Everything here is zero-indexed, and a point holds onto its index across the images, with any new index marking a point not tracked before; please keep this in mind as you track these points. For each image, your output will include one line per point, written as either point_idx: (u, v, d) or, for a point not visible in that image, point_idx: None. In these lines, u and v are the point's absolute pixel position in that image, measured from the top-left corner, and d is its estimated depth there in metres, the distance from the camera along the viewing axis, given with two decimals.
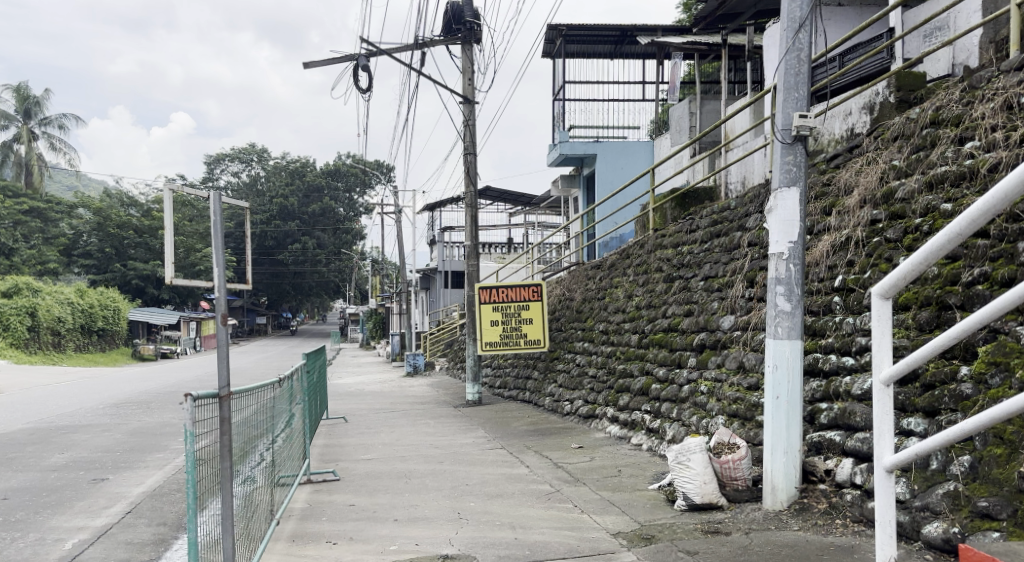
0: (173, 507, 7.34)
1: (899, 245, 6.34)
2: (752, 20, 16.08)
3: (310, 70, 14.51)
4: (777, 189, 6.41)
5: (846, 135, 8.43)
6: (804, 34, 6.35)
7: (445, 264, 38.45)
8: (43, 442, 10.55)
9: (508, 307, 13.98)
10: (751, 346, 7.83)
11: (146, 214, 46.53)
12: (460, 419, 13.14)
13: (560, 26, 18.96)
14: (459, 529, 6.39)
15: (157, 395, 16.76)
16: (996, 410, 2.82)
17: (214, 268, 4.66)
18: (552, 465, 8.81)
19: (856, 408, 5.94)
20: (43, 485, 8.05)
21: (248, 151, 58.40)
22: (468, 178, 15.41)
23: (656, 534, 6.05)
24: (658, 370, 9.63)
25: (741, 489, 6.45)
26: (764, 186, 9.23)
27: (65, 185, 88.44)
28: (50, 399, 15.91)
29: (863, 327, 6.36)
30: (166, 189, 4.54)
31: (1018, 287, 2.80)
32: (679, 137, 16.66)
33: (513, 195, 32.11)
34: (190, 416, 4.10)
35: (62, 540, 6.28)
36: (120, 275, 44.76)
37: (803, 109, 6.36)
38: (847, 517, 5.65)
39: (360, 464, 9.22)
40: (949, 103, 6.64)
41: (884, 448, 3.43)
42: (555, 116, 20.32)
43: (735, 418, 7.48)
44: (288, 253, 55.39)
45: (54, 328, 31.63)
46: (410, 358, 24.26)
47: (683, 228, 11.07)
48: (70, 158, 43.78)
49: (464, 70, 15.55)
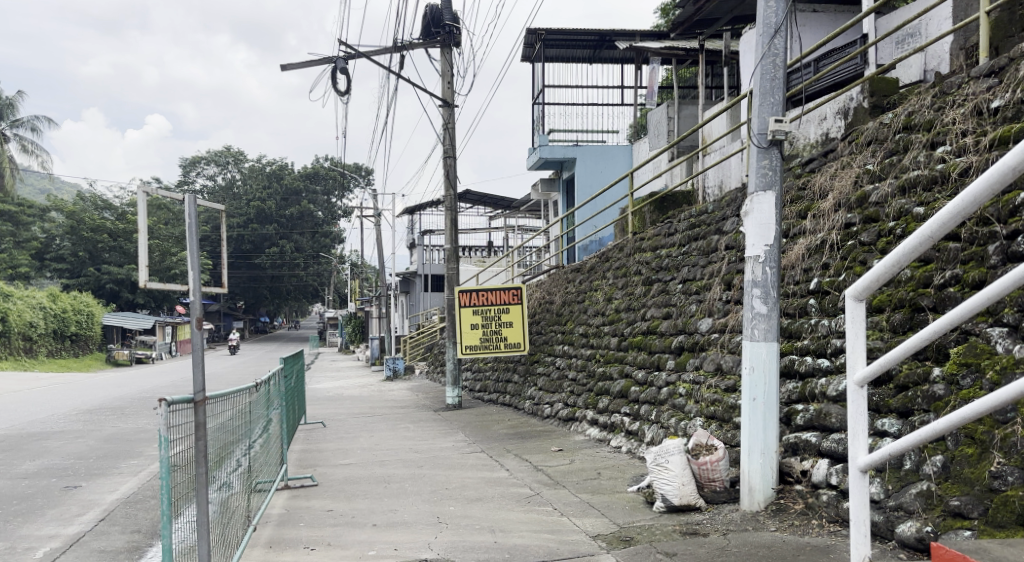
0: (147, 515, 7.26)
1: (873, 248, 6.42)
2: (729, 25, 16.23)
3: (287, 71, 14.45)
4: (753, 193, 6.46)
5: (821, 140, 8.51)
6: (779, 39, 6.39)
7: (425, 268, 38.42)
8: (14, 449, 10.37)
9: (488, 311, 13.94)
10: (728, 348, 7.89)
11: (121, 218, 46.08)
12: (440, 423, 13.11)
13: (539, 30, 19.09)
14: (438, 534, 6.37)
15: (131, 400, 16.59)
16: (990, 397, 2.76)
17: (190, 273, 4.60)
18: (531, 468, 8.81)
19: (831, 410, 6.01)
20: (13, 493, 7.93)
21: (224, 154, 58.04)
22: (447, 181, 15.40)
23: (634, 536, 6.06)
24: (637, 373, 9.66)
25: (719, 490, 6.47)
26: (741, 190, 9.28)
27: (33, 189, 86.83)
28: (21, 406, 15.68)
29: (838, 329, 6.43)
30: (140, 193, 4.43)
31: (1015, 272, 2.73)
32: (657, 141, 16.79)
33: (494, 199, 32.17)
34: (163, 421, 4.05)
35: (32, 549, 6.19)
36: (93, 279, 44.37)
37: (778, 113, 6.42)
38: (823, 518, 5.70)
39: (338, 469, 9.17)
40: (921, 108, 6.75)
41: (858, 448, 3.46)
42: (535, 120, 20.40)
43: (713, 420, 7.54)
44: (265, 256, 55.03)
45: (25, 333, 31.17)
46: (389, 363, 24.21)
47: (662, 232, 11.13)
48: (42, 160, 43.11)
49: (443, 73, 15.57)
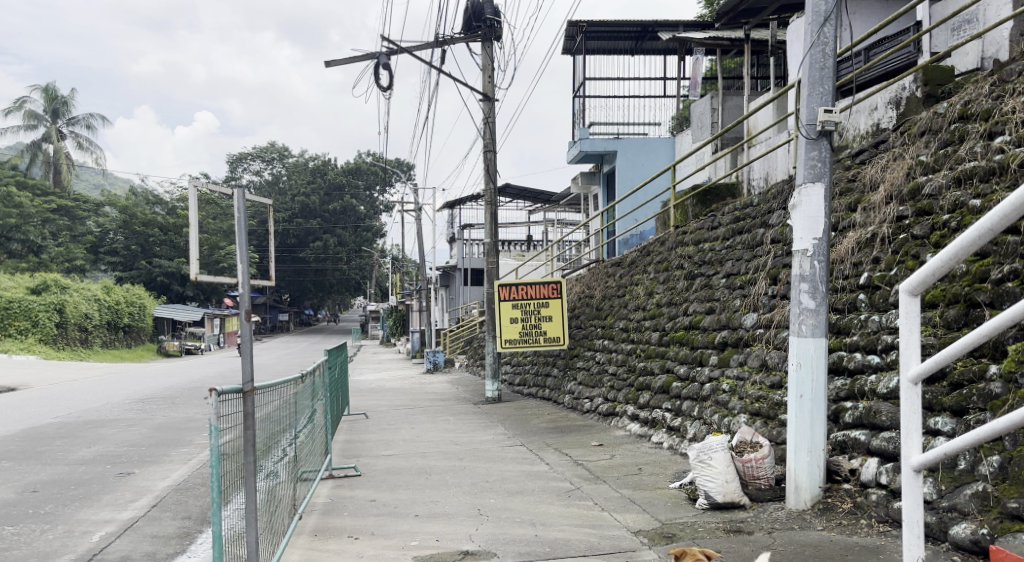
0: (197, 501, 7.38)
1: (926, 242, 6.25)
2: (775, 15, 15.88)
3: (330, 68, 14.58)
4: (800, 185, 6.32)
5: (871, 131, 8.30)
6: (829, 27, 6.25)
7: (465, 262, 38.49)
8: (71, 436, 10.65)
9: (527, 305, 13.92)
10: (774, 344, 7.76)
11: (171, 213, 47.01)
12: (480, 416, 13.13)
13: (580, 23, 18.88)
14: (479, 526, 6.38)
15: (181, 390, 16.92)
16: None
17: (238, 265, 4.65)
18: (572, 463, 8.77)
19: (881, 408, 5.87)
20: (70, 478, 8.14)
21: (269, 150, 58.91)
22: (487, 175, 15.40)
23: (677, 533, 5.99)
24: (679, 368, 9.56)
25: (764, 488, 6.40)
26: (787, 182, 9.08)
27: (90, 185, 89.81)
28: (77, 394, 16.11)
29: (889, 325, 6.27)
30: (191, 188, 4.49)
31: None
32: (701, 133, 16.57)
33: (533, 193, 32.11)
34: (214, 411, 4.12)
35: (88, 533, 6.34)
36: (145, 272, 45.36)
37: (828, 103, 6.28)
38: (872, 518, 5.58)
39: (381, 460, 9.24)
40: (978, 97, 6.54)
41: (911, 447, 3.34)
42: (576, 113, 20.29)
43: (757, 417, 7.42)
44: (309, 251, 55.81)
45: (81, 324, 31.96)
46: (429, 355, 24.33)
47: (704, 225, 10.99)
48: (97, 156, 44.15)
49: (484, 68, 15.56)
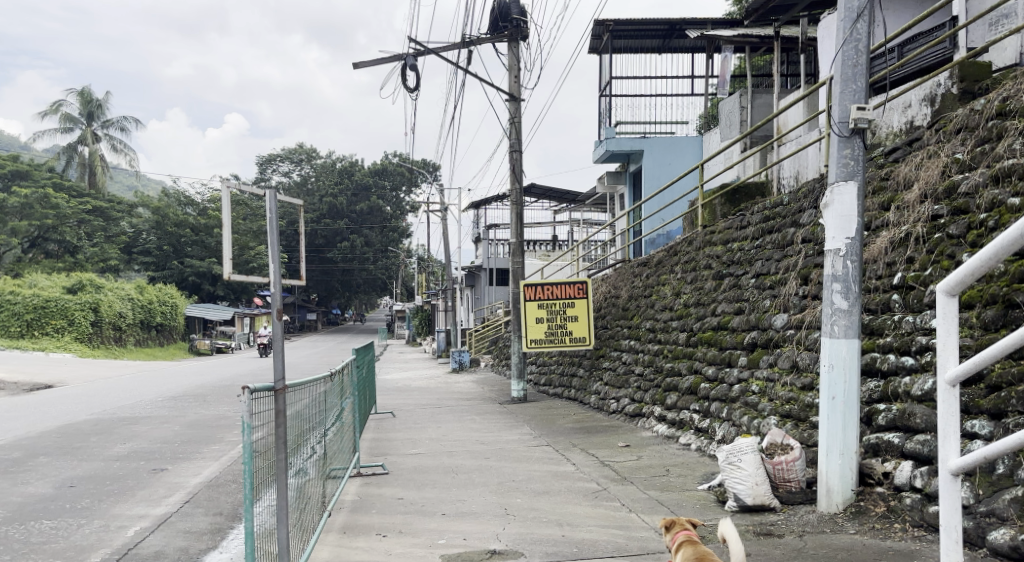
0: (228, 498, 7.44)
1: (962, 241, 6.14)
2: (805, 12, 15.70)
3: (358, 70, 14.66)
4: (833, 184, 6.23)
5: (904, 128, 8.16)
6: (863, 23, 6.15)
7: (490, 262, 38.50)
8: (105, 433, 10.80)
9: (553, 305, 13.88)
10: (805, 345, 7.66)
11: (202, 213, 47.60)
12: (506, 416, 13.11)
13: (607, 21, 18.80)
14: (506, 526, 6.36)
15: (212, 389, 17.09)
16: None
17: (269, 265, 4.67)
18: (598, 463, 8.73)
19: (916, 410, 5.77)
20: (105, 474, 8.24)
21: (297, 151, 59.37)
22: (513, 175, 15.38)
23: (706, 535, 5.92)
24: (707, 369, 9.48)
25: (795, 491, 6.31)
26: (818, 181, 8.95)
27: (123, 187, 91.32)
28: (112, 392, 16.34)
29: (923, 326, 6.17)
30: (223, 189, 4.52)
31: None
32: (729, 132, 16.43)
33: (559, 193, 32.01)
34: (247, 408, 4.14)
35: (123, 527, 6.42)
36: (177, 272, 45.91)
37: (860, 101, 6.18)
38: (906, 522, 5.48)
39: (408, 458, 9.26)
40: (1017, 93, 6.39)
41: (949, 451, 3.25)
42: (602, 112, 20.21)
43: (788, 419, 7.33)
44: (337, 251, 56.23)
45: (116, 323, 32.42)
46: (455, 355, 24.37)
47: (733, 225, 10.88)
48: (130, 158, 44.77)
49: (511, 68, 15.55)
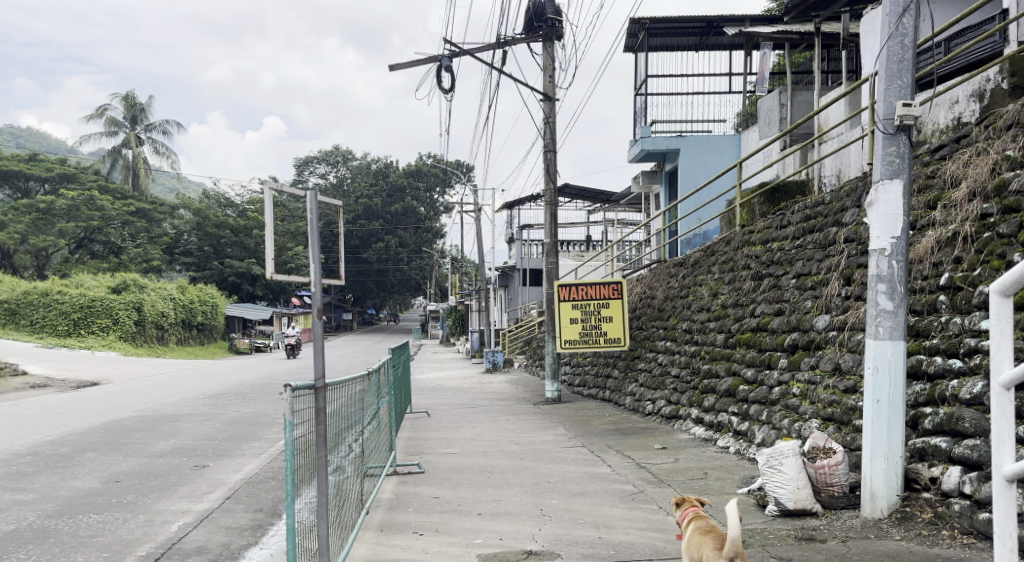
0: (268, 495, 7.50)
1: (1013, 241, 5.97)
2: (846, 7, 15.42)
3: (394, 71, 14.72)
4: (878, 182, 6.10)
5: (952, 124, 7.96)
6: (909, 18, 6.01)
7: (524, 262, 38.44)
8: (148, 429, 10.97)
9: (587, 305, 13.80)
10: (847, 347, 7.51)
11: (241, 215, 48.64)
12: (541, 416, 13.06)
13: (643, 20, 18.67)
14: (543, 526, 6.32)
15: (251, 387, 17.28)
16: None
17: (310, 265, 4.69)
18: (635, 465, 8.66)
19: (964, 413, 5.61)
20: (148, 470, 8.37)
21: (333, 153, 59.88)
22: (548, 175, 15.33)
23: (746, 539, 5.83)
24: (746, 371, 9.35)
25: (837, 495, 6.18)
26: (861, 179, 8.75)
27: (165, 189, 92.90)
28: (154, 390, 16.62)
29: (972, 328, 6.01)
30: (264, 190, 4.55)
31: None
32: (767, 130, 16.21)
33: (593, 192, 31.84)
34: (288, 406, 4.16)
35: (167, 522, 6.50)
36: (217, 272, 46.59)
37: (907, 97, 6.03)
38: (954, 528, 5.34)
39: (443, 458, 9.26)
40: None
41: (1003, 455, 3.14)
42: (638, 111, 20.07)
43: (830, 422, 7.20)
44: (372, 252, 56.79)
45: (158, 322, 32.98)
46: (489, 355, 24.37)
47: (772, 224, 10.71)
48: (172, 161, 45.55)
49: (546, 68, 15.51)
